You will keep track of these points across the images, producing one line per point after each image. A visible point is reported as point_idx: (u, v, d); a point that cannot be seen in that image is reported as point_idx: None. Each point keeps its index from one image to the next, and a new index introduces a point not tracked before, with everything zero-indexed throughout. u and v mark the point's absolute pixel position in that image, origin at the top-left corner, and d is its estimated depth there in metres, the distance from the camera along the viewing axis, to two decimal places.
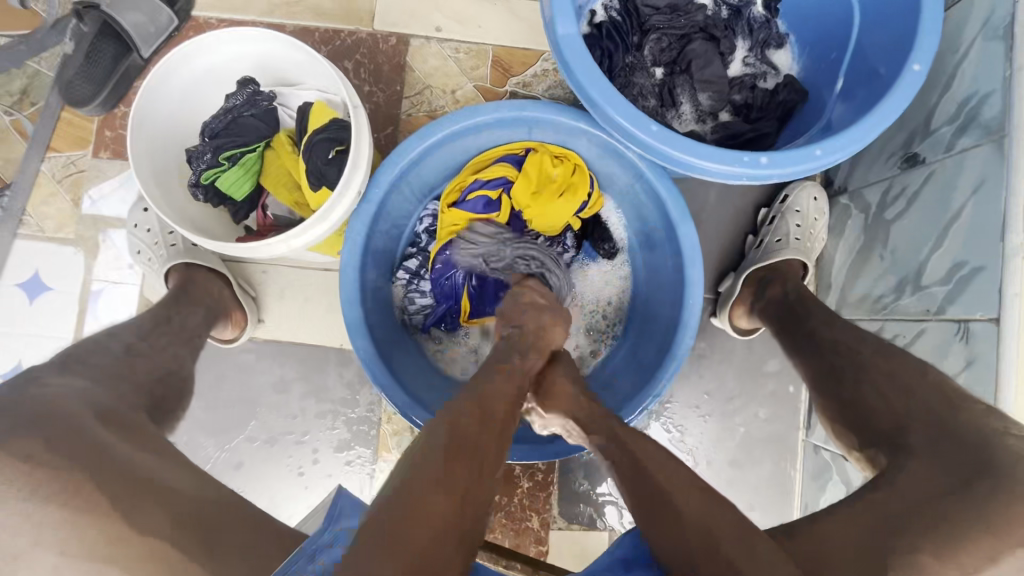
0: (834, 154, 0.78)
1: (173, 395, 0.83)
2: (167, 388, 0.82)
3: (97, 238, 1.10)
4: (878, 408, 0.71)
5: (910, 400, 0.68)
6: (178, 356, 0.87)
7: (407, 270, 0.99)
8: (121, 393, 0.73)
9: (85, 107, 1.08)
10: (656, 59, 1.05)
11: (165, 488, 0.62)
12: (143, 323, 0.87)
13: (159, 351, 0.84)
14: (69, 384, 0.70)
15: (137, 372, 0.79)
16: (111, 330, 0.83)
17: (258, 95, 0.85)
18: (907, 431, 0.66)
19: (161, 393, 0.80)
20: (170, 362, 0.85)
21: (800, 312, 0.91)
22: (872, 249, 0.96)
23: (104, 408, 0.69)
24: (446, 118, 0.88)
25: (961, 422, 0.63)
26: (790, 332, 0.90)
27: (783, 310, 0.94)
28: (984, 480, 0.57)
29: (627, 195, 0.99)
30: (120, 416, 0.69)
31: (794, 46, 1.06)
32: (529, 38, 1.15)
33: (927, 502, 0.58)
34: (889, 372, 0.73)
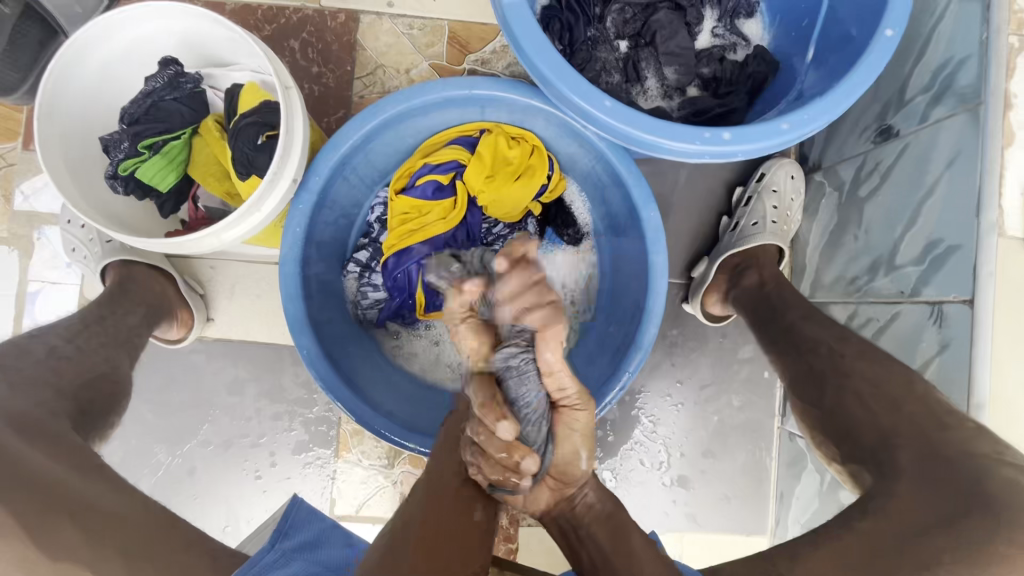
0: (800, 129, 0.73)
1: (104, 398, 0.77)
2: (97, 392, 0.76)
3: (31, 236, 1.03)
4: (859, 417, 0.68)
5: (897, 415, 0.65)
6: (112, 358, 0.81)
7: (358, 262, 0.93)
8: (42, 399, 0.67)
9: (12, 95, 1.00)
10: (619, 32, 0.99)
11: (88, 502, 0.57)
12: (71, 325, 0.81)
13: (90, 354, 0.79)
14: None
15: (63, 377, 0.73)
16: (35, 333, 0.77)
17: (181, 76, 0.79)
18: (895, 448, 0.63)
19: (89, 398, 0.74)
20: (102, 365, 0.79)
21: (776, 303, 0.87)
22: (846, 228, 0.92)
23: (25, 414, 0.63)
24: (389, 98, 0.82)
25: (954, 447, 0.59)
26: (765, 325, 0.86)
27: (758, 301, 0.90)
28: (974, 516, 0.54)
29: (589, 177, 0.94)
30: (42, 422, 0.63)
31: (765, 16, 1.00)
32: (486, 12, 1.08)
33: (918, 535, 0.55)
34: (876, 382, 0.69)
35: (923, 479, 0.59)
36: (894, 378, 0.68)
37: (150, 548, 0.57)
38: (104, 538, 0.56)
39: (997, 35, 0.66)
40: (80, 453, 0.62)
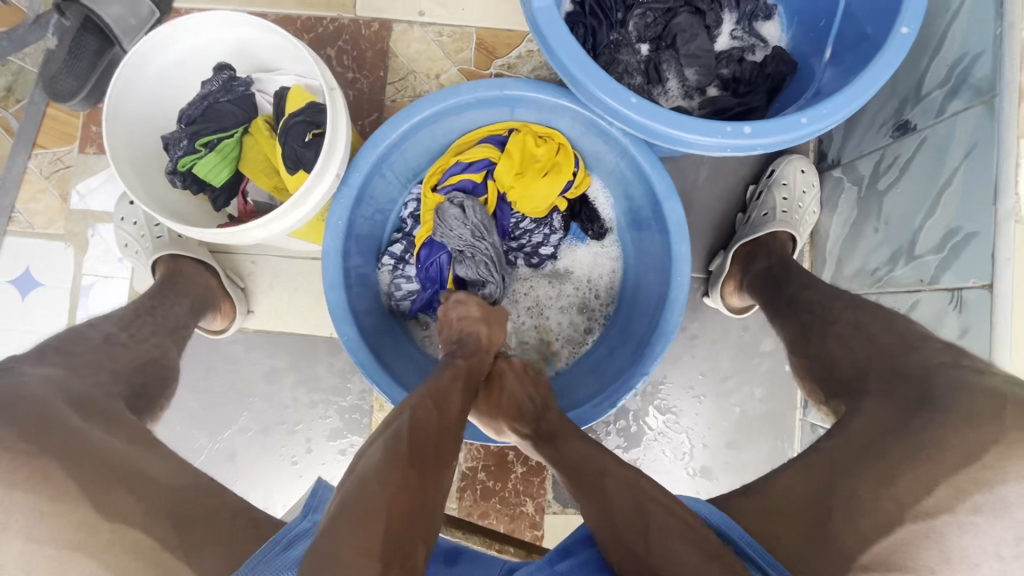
0: (820, 122, 0.76)
1: (155, 381, 0.81)
2: (147, 376, 0.80)
3: (86, 234, 1.10)
4: (842, 356, 0.70)
5: (870, 346, 0.67)
6: (161, 345, 0.86)
7: (392, 256, 0.98)
8: (99, 381, 0.72)
9: (69, 103, 1.07)
10: (640, 35, 1.03)
11: (142, 474, 0.60)
12: (125, 315, 0.86)
13: (140, 342, 0.83)
14: (41, 372, 0.68)
15: (117, 360, 0.77)
16: (93, 322, 0.82)
17: (234, 80, 0.85)
18: (864, 376, 0.65)
19: (141, 381, 0.79)
20: (151, 351, 0.83)
21: (782, 278, 0.90)
22: (866, 220, 0.94)
23: (81, 393, 0.67)
24: (425, 99, 0.87)
25: (910, 361, 0.61)
26: (771, 297, 0.89)
27: (766, 279, 0.92)
28: (923, 414, 0.56)
29: (614, 174, 0.97)
30: (100, 403, 0.68)
31: (782, 18, 1.04)
32: (512, 19, 1.13)
33: (874, 441, 0.57)
34: (857, 324, 0.71)
35: (884, 398, 0.61)
36: (875, 318, 0.70)
37: (200, 512, 0.60)
38: (161, 504, 0.58)
39: (1010, 30, 0.69)
40: (137, 431, 0.67)
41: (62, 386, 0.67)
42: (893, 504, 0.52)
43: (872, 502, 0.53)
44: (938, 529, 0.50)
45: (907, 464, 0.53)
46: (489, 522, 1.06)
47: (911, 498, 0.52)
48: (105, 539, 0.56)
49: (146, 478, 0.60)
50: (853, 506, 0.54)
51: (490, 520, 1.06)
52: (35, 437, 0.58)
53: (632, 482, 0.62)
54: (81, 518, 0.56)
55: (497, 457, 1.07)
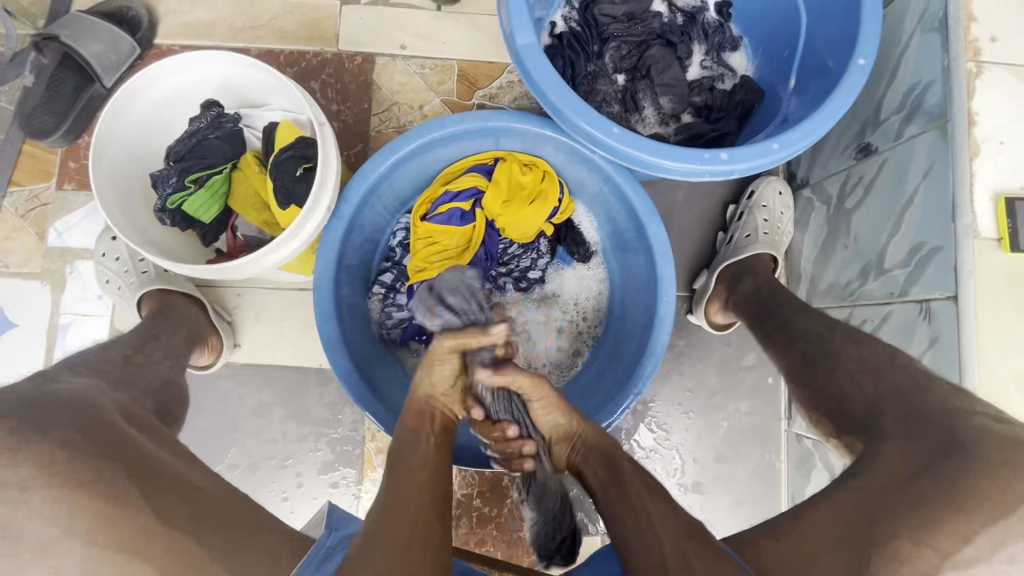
0: (790, 147, 0.81)
1: (175, 401, 0.83)
2: (170, 395, 0.81)
3: (64, 271, 1.08)
4: (850, 392, 0.72)
5: (880, 383, 0.70)
6: (173, 368, 0.86)
7: (383, 284, 0.99)
8: (132, 396, 0.73)
9: (47, 139, 1.06)
10: (617, 66, 1.07)
11: (187, 483, 0.62)
12: (131, 339, 0.85)
13: (154, 361, 0.84)
14: (82, 381, 0.69)
15: (140, 380, 0.78)
16: (106, 343, 0.82)
17: (222, 117, 0.86)
18: (881, 415, 0.68)
19: (165, 399, 0.80)
20: (166, 373, 0.84)
21: (772, 304, 0.93)
22: (836, 238, 0.99)
23: (125, 408, 0.69)
24: (414, 131, 0.89)
25: (930, 401, 0.65)
26: (762, 322, 0.92)
27: (755, 302, 0.96)
28: (952, 462, 0.58)
29: (597, 199, 1.01)
30: (137, 416, 0.69)
31: (747, 49, 1.10)
32: (493, 52, 1.17)
33: (907, 480, 0.60)
34: (861, 360, 0.74)
35: (909, 440, 0.63)
36: (880, 354, 0.74)
37: (236, 526, 0.61)
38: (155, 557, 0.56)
39: (956, 62, 0.75)
40: (176, 449, 0.68)
41: (107, 397, 0.68)
42: (936, 555, 0.55)
43: (912, 553, 0.55)
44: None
45: (941, 512, 0.56)
46: (487, 549, 1.05)
47: (951, 548, 0.55)
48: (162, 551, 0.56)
49: (189, 488, 0.61)
50: (888, 552, 0.56)
51: (487, 546, 1.06)
52: (94, 440, 0.59)
53: (672, 515, 0.64)
54: (141, 524, 0.56)
55: (492, 483, 1.07)
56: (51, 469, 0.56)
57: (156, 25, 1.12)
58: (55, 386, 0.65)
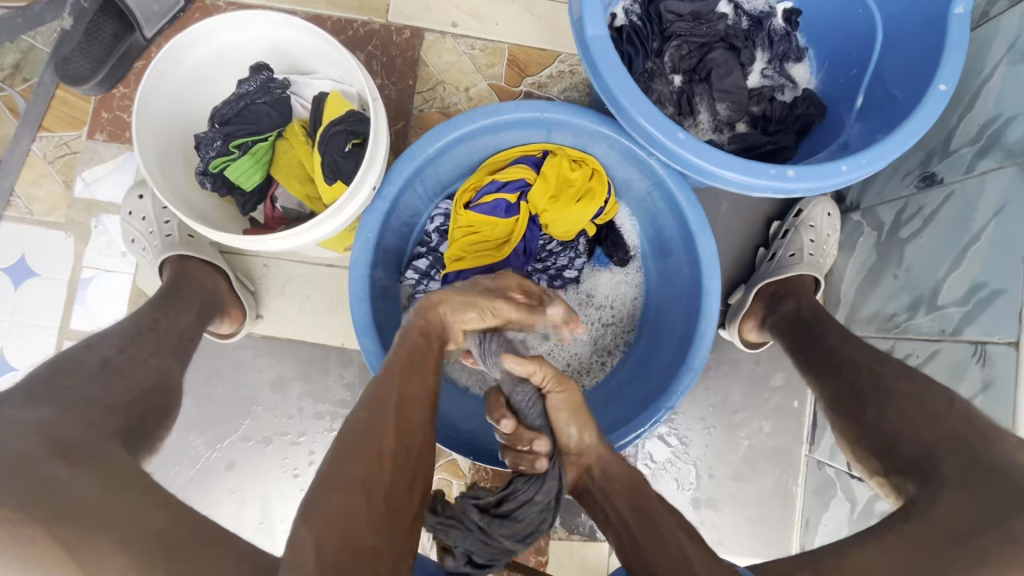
0: (859, 170, 0.77)
1: (155, 410, 0.77)
2: (150, 405, 0.76)
3: (89, 224, 1.05)
4: (904, 433, 0.70)
5: (940, 429, 0.67)
6: (164, 367, 0.82)
7: (416, 270, 0.96)
8: (89, 417, 0.67)
9: (83, 86, 1.02)
10: (675, 66, 1.03)
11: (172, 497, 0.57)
12: (123, 331, 0.81)
13: (140, 362, 0.79)
14: (35, 415, 0.63)
15: (114, 393, 0.73)
16: (88, 343, 0.77)
17: (272, 82, 0.82)
18: (937, 460, 0.66)
19: (142, 413, 0.74)
20: (151, 378, 0.79)
21: (816, 329, 0.91)
22: (885, 266, 0.96)
23: (85, 427, 0.64)
24: (467, 115, 0.86)
25: (997, 456, 0.62)
26: (803, 348, 0.90)
27: (795, 325, 0.94)
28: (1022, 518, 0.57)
29: (643, 203, 0.98)
30: (89, 447, 0.62)
31: (812, 60, 1.06)
32: (546, 38, 1.13)
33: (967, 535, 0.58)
34: (915, 397, 0.73)
35: (972, 492, 0.61)
36: (936, 398, 0.71)
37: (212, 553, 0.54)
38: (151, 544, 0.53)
39: None
40: (129, 473, 0.61)
41: (47, 432, 0.61)
42: None
43: None
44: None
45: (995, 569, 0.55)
46: None
47: None
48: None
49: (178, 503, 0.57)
50: None
51: None
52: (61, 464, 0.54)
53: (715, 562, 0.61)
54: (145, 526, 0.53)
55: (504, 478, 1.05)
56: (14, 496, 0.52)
57: None
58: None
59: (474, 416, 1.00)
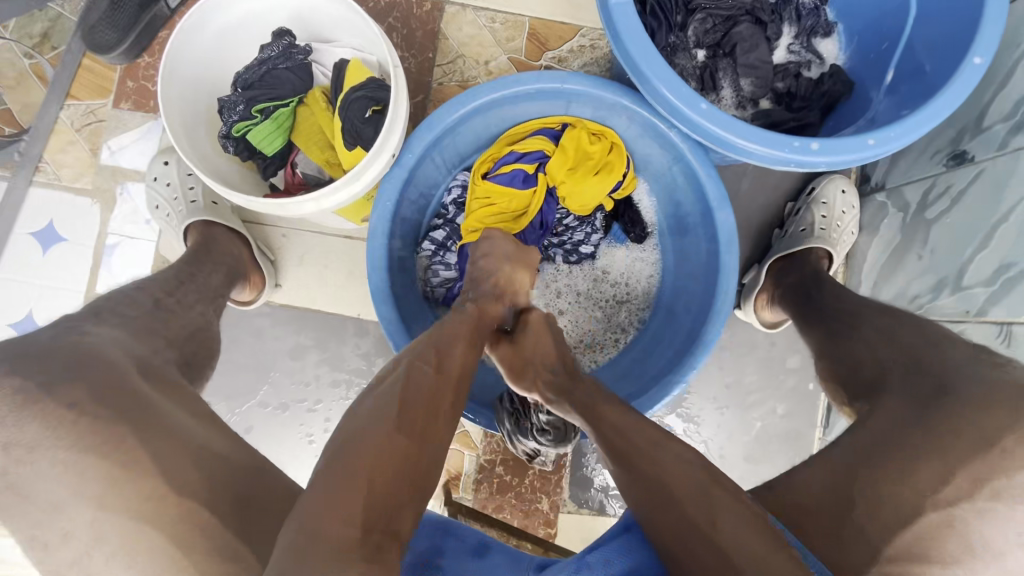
0: (885, 146, 0.76)
1: (204, 351, 0.81)
2: (197, 345, 0.80)
3: (115, 191, 1.07)
4: (866, 358, 0.72)
5: (894, 348, 0.70)
6: (206, 315, 0.85)
7: (433, 242, 0.97)
8: (155, 347, 0.72)
9: (109, 54, 1.03)
10: (699, 40, 1.01)
11: (199, 450, 0.61)
12: (168, 279, 0.84)
13: (188, 308, 0.82)
14: (105, 333, 0.68)
15: (171, 327, 0.77)
16: (139, 283, 0.81)
17: (293, 47, 0.83)
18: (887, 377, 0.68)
19: (192, 349, 0.79)
20: (197, 320, 0.82)
21: (815, 291, 0.91)
22: (909, 247, 0.94)
23: (143, 359, 0.68)
24: (487, 84, 0.85)
25: (938, 362, 0.64)
26: (804, 313, 0.90)
27: (799, 293, 0.93)
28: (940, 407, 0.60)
29: (662, 178, 0.97)
30: (162, 371, 0.69)
31: (841, 36, 1.04)
32: (567, 12, 1.12)
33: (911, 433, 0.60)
34: (882, 329, 0.74)
35: (910, 400, 0.64)
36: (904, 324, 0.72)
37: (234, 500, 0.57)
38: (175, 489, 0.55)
39: None
40: (180, 412, 0.65)
41: None
42: (914, 493, 0.56)
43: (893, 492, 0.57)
44: (959, 518, 0.54)
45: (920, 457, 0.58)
46: (503, 516, 1.06)
47: (931, 488, 0.56)
48: (171, 517, 0.56)
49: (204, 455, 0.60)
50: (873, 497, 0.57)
51: (504, 513, 1.06)
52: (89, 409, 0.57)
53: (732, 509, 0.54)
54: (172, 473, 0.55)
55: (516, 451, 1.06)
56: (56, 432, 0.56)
57: None
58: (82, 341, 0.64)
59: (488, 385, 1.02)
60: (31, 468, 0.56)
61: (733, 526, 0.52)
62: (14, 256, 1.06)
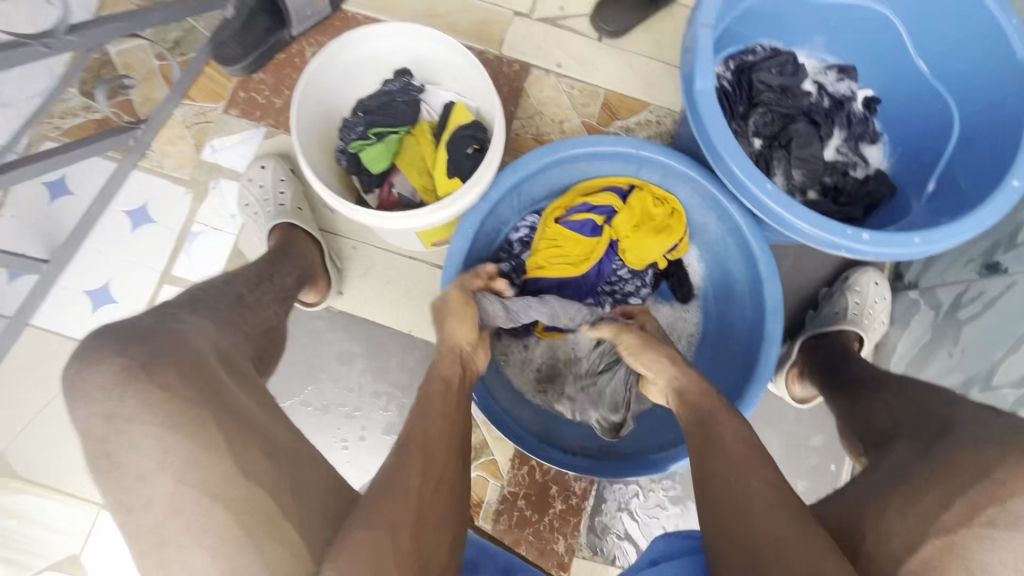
0: (930, 245, 0.83)
1: (272, 349, 0.85)
2: (268, 343, 0.83)
3: (208, 185, 1.17)
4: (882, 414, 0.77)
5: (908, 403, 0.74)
6: (276, 314, 0.90)
7: (496, 273, 1.03)
8: (237, 328, 0.77)
9: (229, 67, 1.16)
10: (758, 130, 1.11)
11: (272, 431, 0.65)
12: (248, 277, 0.90)
13: (264, 307, 0.87)
14: (196, 322, 0.71)
15: (247, 323, 0.80)
16: (225, 278, 0.86)
17: (410, 85, 0.94)
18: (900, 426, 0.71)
19: (263, 346, 0.82)
20: (270, 320, 0.87)
21: (843, 364, 0.97)
22: (940, 343, 1.00)
23: (227, 338, 0.74)
24: (572, 141, 0.95)
25: (949, 412, 0.67)
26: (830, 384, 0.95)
27: (828, 365, 0.99)
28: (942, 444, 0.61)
29: (714, 247, 1.05)
30: (240, 350, 0.74)
31: (885, 145, 1.14)
32: (639, 89, 1.25)
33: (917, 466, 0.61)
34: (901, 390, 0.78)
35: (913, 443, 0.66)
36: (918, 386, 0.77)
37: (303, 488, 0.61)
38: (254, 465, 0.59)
39: None
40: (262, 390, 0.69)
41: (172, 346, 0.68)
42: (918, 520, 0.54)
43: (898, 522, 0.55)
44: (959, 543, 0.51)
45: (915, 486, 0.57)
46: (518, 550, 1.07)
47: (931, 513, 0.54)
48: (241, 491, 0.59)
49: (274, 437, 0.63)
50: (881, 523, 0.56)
51: (519, 548, 1.07)
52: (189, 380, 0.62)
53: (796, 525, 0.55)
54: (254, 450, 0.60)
55: (541, 487, 1.09)
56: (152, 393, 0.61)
57: None
58: (173, 323, 0.68)
59: (526, 416, 1.05)
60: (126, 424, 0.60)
61: (775, 530, 0.54)
62: (104, 230, 1.14)
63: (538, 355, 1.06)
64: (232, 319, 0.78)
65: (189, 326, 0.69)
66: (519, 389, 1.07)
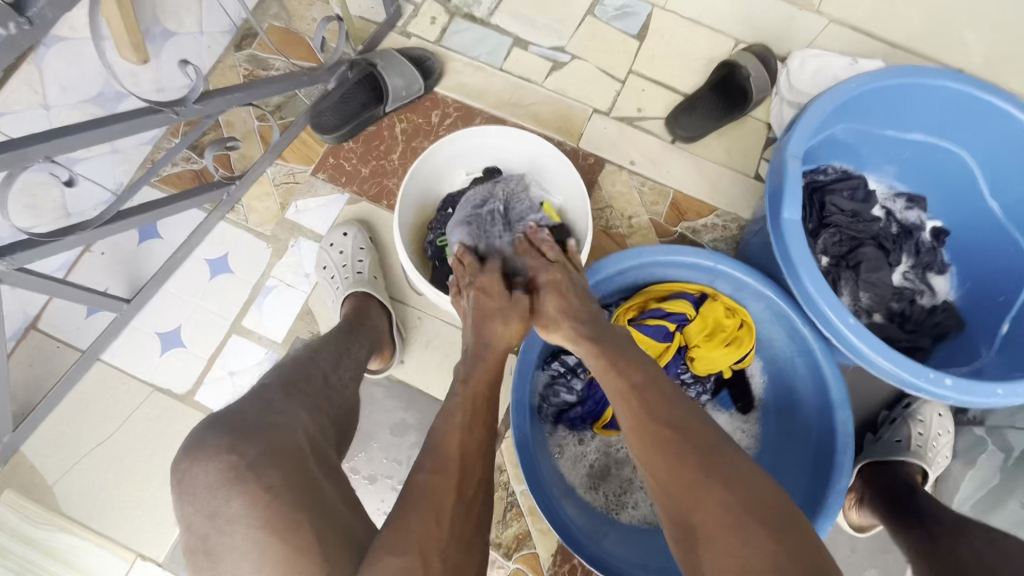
0: (1013, 397, 0.82)
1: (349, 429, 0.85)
2: (347, 423, 0.84)
3: (288, 243, 1.22)
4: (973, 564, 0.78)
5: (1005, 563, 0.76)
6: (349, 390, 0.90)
7: (563, 363, 1.05)
8: (319, 407, 0.79)
9: (325, 135, 1.23)
10: (827, 248, 1.13)
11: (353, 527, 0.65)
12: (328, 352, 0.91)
13: (344, 386, 0.88)
14: (292, 405, 0.74)
15: (332, 402, 0.82)
16: (309, 355, 0.88)
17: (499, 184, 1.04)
18: None
19: (344, 427, 0.83)
20: (348, 401, 0.87)
21: (913, 504, 0.94)
22: (1011, 492, 1.00)
23: (311, 419, 0.75)
24: (654, 247, 0.97)
25: None
26: (903, 523, 0.92)
27: (895, 503, 0.96)
28: None
29: (779, 363, 1.05)
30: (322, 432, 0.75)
31: (953, 277, 1.15)
32: (708, 193, 1.29)
33: None
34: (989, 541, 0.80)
35: None
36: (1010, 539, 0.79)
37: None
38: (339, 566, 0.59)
39: None
40: (341, 478, 0.70)
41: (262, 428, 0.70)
42: None
43: None
44: None
45: None
46: None
47: None
48: None
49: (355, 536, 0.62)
50: None
51: None
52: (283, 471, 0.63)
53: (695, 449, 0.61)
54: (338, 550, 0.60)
55: None
56: (246, 480, 0.62)
57: (442, 77, 1.31)
58: (270, 416, 0.71)
59: (575, 511, 1.00)
60: (218, 510, 0.61)
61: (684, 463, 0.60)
62: (184, 275, 1.19)
63: (593, 450, 1.07)
64: (313, 400, 0.80)
65: (280, 417, 0.71)
66: (569, 482, 1.04)
